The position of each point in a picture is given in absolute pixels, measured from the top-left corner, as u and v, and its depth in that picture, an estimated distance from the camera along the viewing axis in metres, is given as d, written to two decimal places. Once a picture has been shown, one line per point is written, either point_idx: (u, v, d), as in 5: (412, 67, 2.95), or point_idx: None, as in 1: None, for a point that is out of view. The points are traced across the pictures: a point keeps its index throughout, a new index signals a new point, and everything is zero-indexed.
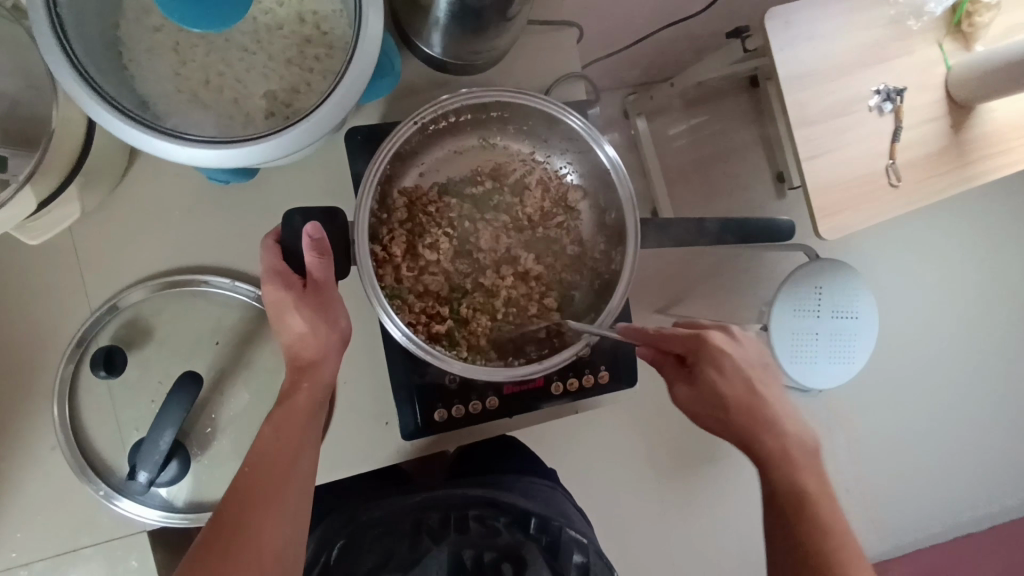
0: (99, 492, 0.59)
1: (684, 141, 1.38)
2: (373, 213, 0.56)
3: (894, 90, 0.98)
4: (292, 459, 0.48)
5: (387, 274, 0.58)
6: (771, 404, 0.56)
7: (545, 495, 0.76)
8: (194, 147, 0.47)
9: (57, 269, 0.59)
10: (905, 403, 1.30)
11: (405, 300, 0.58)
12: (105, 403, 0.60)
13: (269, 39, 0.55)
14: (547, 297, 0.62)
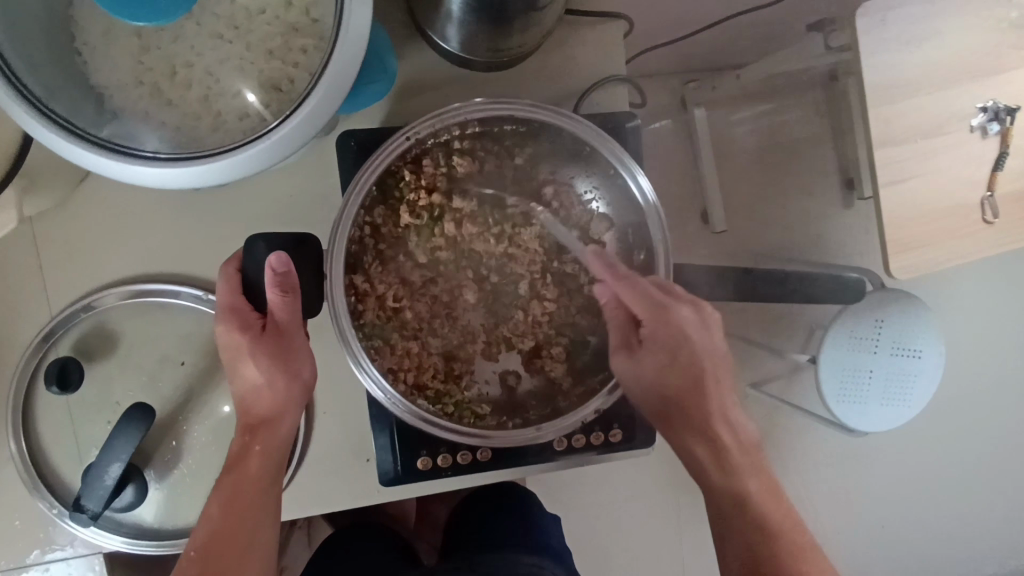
0: (51, 510, 0.55)
1: (746, 133, 1.22)
2: (354, 240, 0.48)
3: (1005, 109, 0.83)
4: (244, 544, 0.43)
5: (369, 310, 0.50)
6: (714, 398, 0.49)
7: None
8: (139, 166, 0.39)
9: (17, 270, 0.54)
10: (959, 450, 1.19)
11: (388, 341, 0.51)
12: (62, 416, 0.56)
13: (249, 25, 0.45)
14: (556, 345, 0.54)
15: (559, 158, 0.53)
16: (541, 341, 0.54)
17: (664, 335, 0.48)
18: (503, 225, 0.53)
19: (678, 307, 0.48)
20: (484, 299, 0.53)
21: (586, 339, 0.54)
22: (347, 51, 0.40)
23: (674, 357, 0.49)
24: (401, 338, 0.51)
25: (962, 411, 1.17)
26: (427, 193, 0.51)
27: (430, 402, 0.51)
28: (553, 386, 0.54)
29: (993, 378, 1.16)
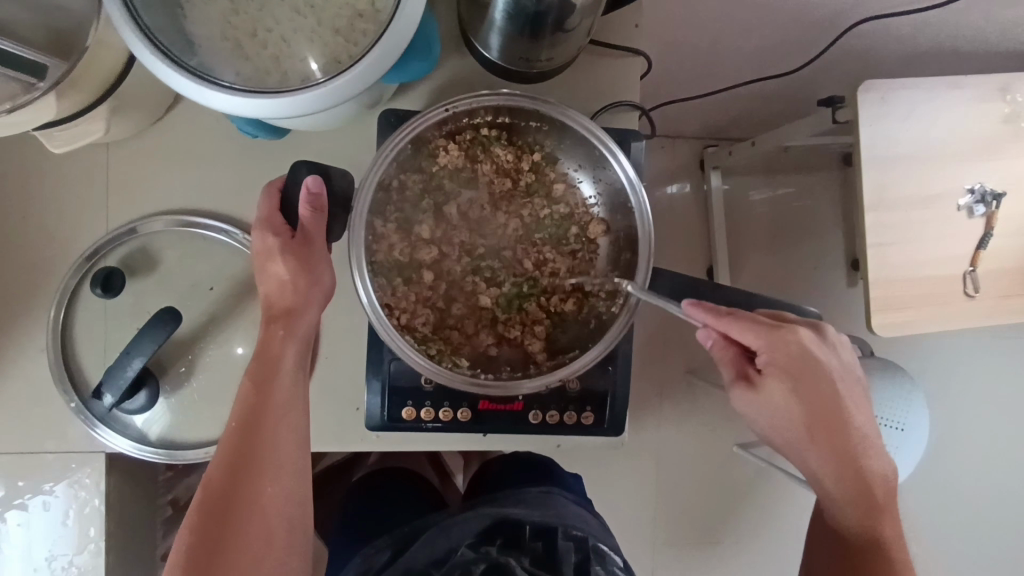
0: (71, 403, 0.61)
1: (763, 210, 1.42)
2: (381, 187, 0.55)
3: (991, 193, 0.89)
4: (276, 422, 0.47)
5: (381, 252, 0.57)
6: (844, 414, 0.57)
7: (542, 502, 0.75)
8: (207, 87, 0.47)
9: (89, 188, 0.63)
10: (928, 529, 1.23)
11: (391, 282, 0.57)
12: (98, 320, 0.63)
13: (324, 8, 0.55)
14: (539, 322, 0.60)
15: (572, 160, 0.60)
16: (525, 313, 0.60)
17: (790, 367, 0.55)
18: (510, 207, 0.60)
19: (798, 338, 0.54)
20: (483, 268, 0.60)
21: (565, 325, 0.60)
22: (402, 28, 0.48)
23: (802, 388, 0.56)
24: (402, 282, 0.58)
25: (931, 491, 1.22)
26: (453, 165, 0.58)
27: (416, 341, 0.57)
28: (528, 357, 0.60)
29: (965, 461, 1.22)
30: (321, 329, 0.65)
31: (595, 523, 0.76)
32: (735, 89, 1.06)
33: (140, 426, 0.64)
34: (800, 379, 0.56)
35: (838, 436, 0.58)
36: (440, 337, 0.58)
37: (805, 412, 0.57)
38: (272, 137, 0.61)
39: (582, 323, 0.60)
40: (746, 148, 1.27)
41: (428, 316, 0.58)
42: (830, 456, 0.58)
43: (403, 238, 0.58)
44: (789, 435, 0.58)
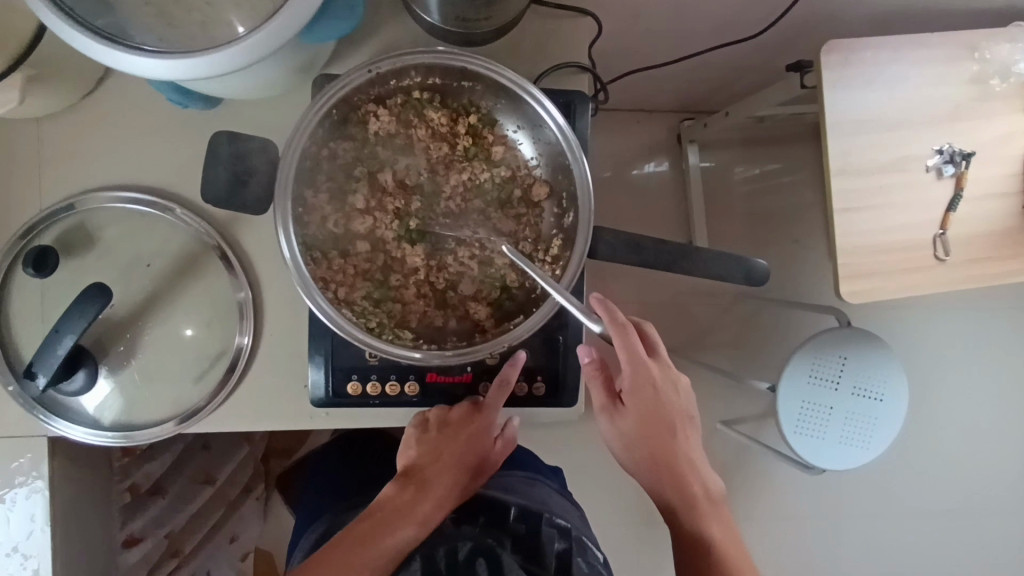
0: (9, 386, 0.60)
1: (743, 183, 1.40)
2: (307, 153, 0.53)
3: (960, 153, 0.86)
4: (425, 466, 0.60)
5: (313, 223, 0.55)
6: (678, 444, 0.64)
7: (524, 492, 0.76)
8: (110, 47, 0.46)
9: (20, 165, 0.61)
10: (896, 494, 1.27)
11: (326, 255, 0.55)
12: (33, 302, 0.61)
13: None
14: (484, 290, 0.59)
15: (510, 120, 0.58)
16: (468, 281, 0.59)
17: (643, 396, 0.62)
18: (449, 172, 0.58)
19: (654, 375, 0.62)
20: (423, 236, 0.58)
21: (512, 291, 0.59)
22: None
23: (652, 418, 0.63)
24: (337, 255, 0.56)
25: (895, 456, 1.26)
26: (386, 130, 0.56)
27: (355, 314, 0.56)
28: (474, 325, 0.59)
29: (928, 427, 1.26)
30: (266, 304, 0.64)
31: (575, 518, 0.76)
32: (702, 56, 1.04)
33: (88, 410, 0.62)
34: (659, 409, 0.63)
35: (680, 470, 0.65)
36: (380, 310, 0.57)
37: (645, 436, 0.63)
38: (202, 107, 0.59)
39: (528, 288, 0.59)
40: (720, 120, 1.24)
41: (367, 288, 0.57)
42: (666, 483, 0.65)
43: (337, 209, 0.56)
44: (635, 455, 0.64)
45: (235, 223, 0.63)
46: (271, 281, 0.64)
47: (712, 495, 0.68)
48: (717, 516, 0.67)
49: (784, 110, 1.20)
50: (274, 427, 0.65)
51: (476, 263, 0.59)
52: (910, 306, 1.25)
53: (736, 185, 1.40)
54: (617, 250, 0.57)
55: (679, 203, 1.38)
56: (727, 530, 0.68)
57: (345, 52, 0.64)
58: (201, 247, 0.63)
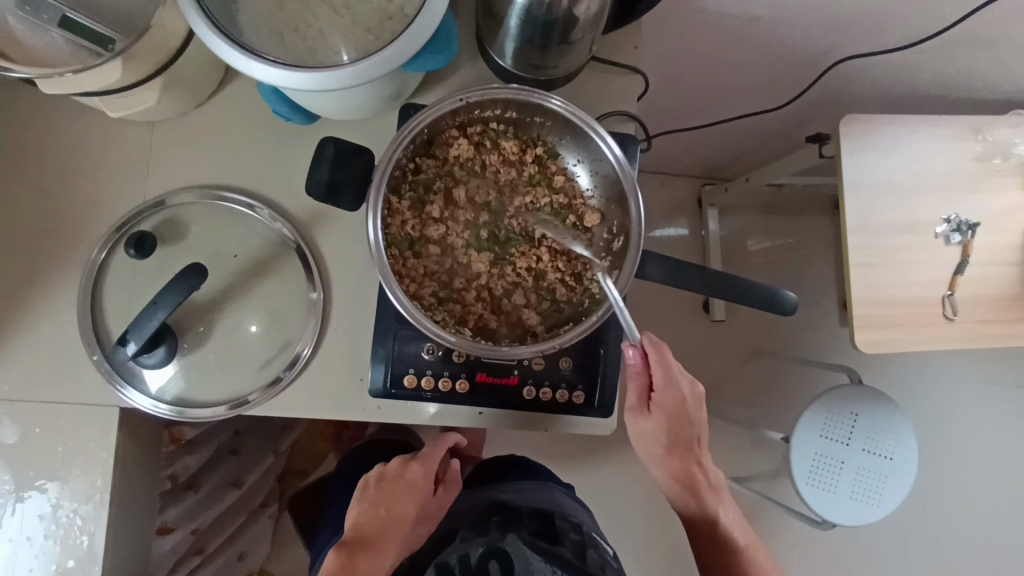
0: (93, 356, 0.65)
1: (760, 246, 1.48)
2: (399, 165, 0.60)
3: (967, 223, 0.94)
4: (377, 522, 0.74)
5: (394, 226, 0.62)
6: (692, 444, 0.72)
7: (534, 491, 0.83)
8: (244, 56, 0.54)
9: (129, 159, 0.68)
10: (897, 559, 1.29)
11: (402, 254, 0.62)
12: (125, 281, 0.67)
13: (358, 9, 0.63)
14: (536, 300, 0.65)
15: (572, 155, 0.66)
16: (523, 290, 0.65)
17: (669, 410, 0.68)
18: (514, 195, 0.66)
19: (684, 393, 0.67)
20: (487, 248, 0.65)
21: (561, 304, 0.65)
22: (423, 30, 0.56)
23: (673, 432, 0.69)
24: (412, 255, 0.62)
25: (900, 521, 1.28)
26: (465, 153, 0.64)
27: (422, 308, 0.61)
28: (525, 329, 0.64)
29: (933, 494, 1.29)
30: (334, 300, 0.70)
31: (585, 517, 0.83)
32: (729, 121, 1.14)
33: (159, 385, 0.67)
34: (681, 427, 0.69)
35: (691, 475, 0.73)
36: (444, 308, 0.63)
37: (662, 439, 0.70)
38: (302, 122, 0.67)
39: (576, 303, 0.65)
40: (742, 184, 1.34)
41: (435, 287, 0.63)
42: (676, 475, 0.73)
43: (415, 216, 0.63)
44: (650, 452, 0.71)
45: (313, 225, 0.70)
46: (340, 280, 0.70)
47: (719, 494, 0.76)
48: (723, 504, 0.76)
49: (801, 180, 1.29)
50: (327, 416, 0.69)
51: (532, 275, 0.65)
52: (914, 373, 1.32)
53: (752, 247, 1.48)
54: (661, 269, 0.63)
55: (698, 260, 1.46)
56: (733, 511, 0.78)
57: (427, 85, 0.73)
58: (281, 244, 0.69)
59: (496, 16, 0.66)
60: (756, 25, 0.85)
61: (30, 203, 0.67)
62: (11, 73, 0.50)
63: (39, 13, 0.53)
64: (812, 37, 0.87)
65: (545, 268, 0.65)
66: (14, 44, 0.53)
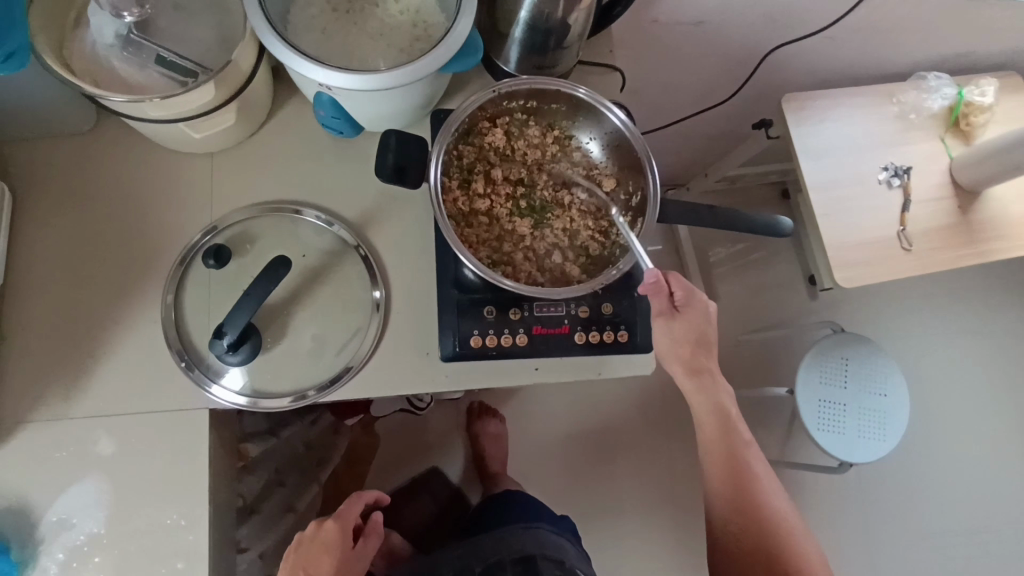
0: (181, 361, 0.70)
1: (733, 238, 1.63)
2: (447, 150, 0.71)
3: (901, 168, 1.11)
4: None
5: (447, 202, 0.72)
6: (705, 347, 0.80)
7: (521, 536, 0.96)
8: (315, 66, 0.65)
9: (194, 187, 0.76)
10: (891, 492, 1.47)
11: (456, 225, 0.72)
12: (202, 291, 0.73)
13: (391, 35, 0.75)
14: (574, 255, 0.75)
15: (585, 133, 0.78)
16: (562, 247, 0.75)
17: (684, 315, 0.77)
18: (542, 171, 0.77)
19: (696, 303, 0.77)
20: (526, 216, 0.75)
21: (596, 255, 0.74)
22: (457, 36, 0.68)
23: (693, 338, 0.79)
24: (464, 225, 0.72)
25: None
26: (498, 139, 0.75)
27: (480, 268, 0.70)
28: (569, 280, 0.73)
29: None
30: (391, 286, 0.77)
31: (570, 552, 0.98)
32: (683, 122, 1.31)
33: (241, 382, 0.72)
34: (698, 335, 0.79)
35: (703, 377, 0.82)
36: (498, 268, 0.72)
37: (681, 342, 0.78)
38: (351, 134, 0.77)
39: (609, 253, 0.74)
40: (703, 181, 1.51)
41: (487, 251, 0.72)
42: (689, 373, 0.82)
43: (463, 194, 0.73)
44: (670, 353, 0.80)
45: (365, 223, 0.78)
46: (395, 266, 0.78)
47: (729, 401, 0.85)
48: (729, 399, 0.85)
49: (749, 170, 1.47)
50: (400, 392, 0.76)
51: (568, 234, 0.75)
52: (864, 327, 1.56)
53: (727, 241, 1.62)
54: (678, 215, 0.71)
55: (677, 256, 1.60)
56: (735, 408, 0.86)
57: (446, 98, 0.85)
58: (339, 243, 0.77)
59: (503, 29, 0.79)
60: (699, 29, 1.02)
61: (108, 234, 0.74)
62: (110, 98, 0.60)
63: (140, 53, 0.63)
64: (745, 35, 1.05)
65: (578, 226, 0.75)
66: (118, 80, 0.63)
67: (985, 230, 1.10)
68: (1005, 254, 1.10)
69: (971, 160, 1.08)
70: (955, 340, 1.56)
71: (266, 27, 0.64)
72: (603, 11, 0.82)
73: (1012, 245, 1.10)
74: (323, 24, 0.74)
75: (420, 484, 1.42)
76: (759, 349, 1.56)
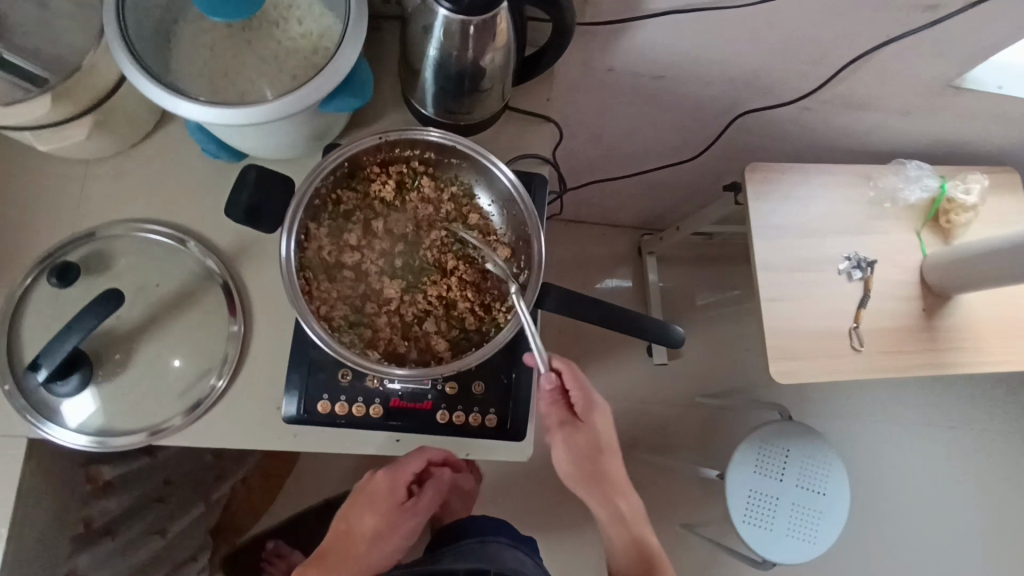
0: (4, 386, 0.65)
1: (703, 296, 1.53)
2: (318, 194, 0.65)
3: (865, 260, 1.01)
4: (345, 535, 0.78)
5: (311, 250, 0.66)
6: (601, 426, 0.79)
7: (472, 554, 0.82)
8: (166, 94, 0.58)
9: (60, 196, 0.71)
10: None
11: (316, 277, 0.66)
12: (43, 312, 0.68)
13: (286, 59, 0.67)
14: (446, 327, 0.68)
15: (485, 194, 0.71)
16: (433, 316, 0.68)
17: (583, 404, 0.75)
18: (431, 228, 0.70)
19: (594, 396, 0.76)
20: (399, 277, 0.68)
21: (469, 332, 0.68)
22: (334, 73, 0.61)
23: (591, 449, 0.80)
24: (326, 278, 0.66)
25: None
26: (385, 188, 0.69)
27: (332, 329, 0.65)
28: (432, 355, 0.67)
29: None
30: (254, 328, 0.71)
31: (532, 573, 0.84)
32: (650, 173, 1.24)
33: (76, 416, 0.67)
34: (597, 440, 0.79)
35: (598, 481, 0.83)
36: (354, 330, 0.66)
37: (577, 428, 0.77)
38: (232, 159, 0.71)
39: (482, 333, 0.68)
40: (673, 234, 1.40)
41: (346, 309, 0.66)
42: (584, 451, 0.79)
43: (333, 243, 0.67)
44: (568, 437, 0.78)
45: (237, 256, 0.72)
46: (262, 309, 0.72)
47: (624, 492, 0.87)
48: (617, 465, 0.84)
49: (723, 228, 1.37)
50: (243, 445, 0.70)
51: (443, 302, 0.69)
52: (822, 409, 1.48)
53: (696, 298, 1.53)
54: (562, 303, 0.65)
55: (638, 306, 1.51)
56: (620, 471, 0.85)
57: (353, 129, 0.78)
58: (203, 276, 0.72)
59: (412, 68, 0.72)
60: (660, 83, 0.94)
61: None
62: None
63: None
64: (709, 94, 0.97)
65: (456, 296, 0.69)
66: None
67: (949, 339, 1.01)
68: (967, 368, 1.01)
69: (943, 262, 0.99)
70: (913, 437, 1.49)
71: (118, 43, 0.58)
72: (529, 61, 0.74)
73: (976, 359, 1.01)
74: (211, 38, 0.66)
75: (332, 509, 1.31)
76: (709, 417, 1.48)
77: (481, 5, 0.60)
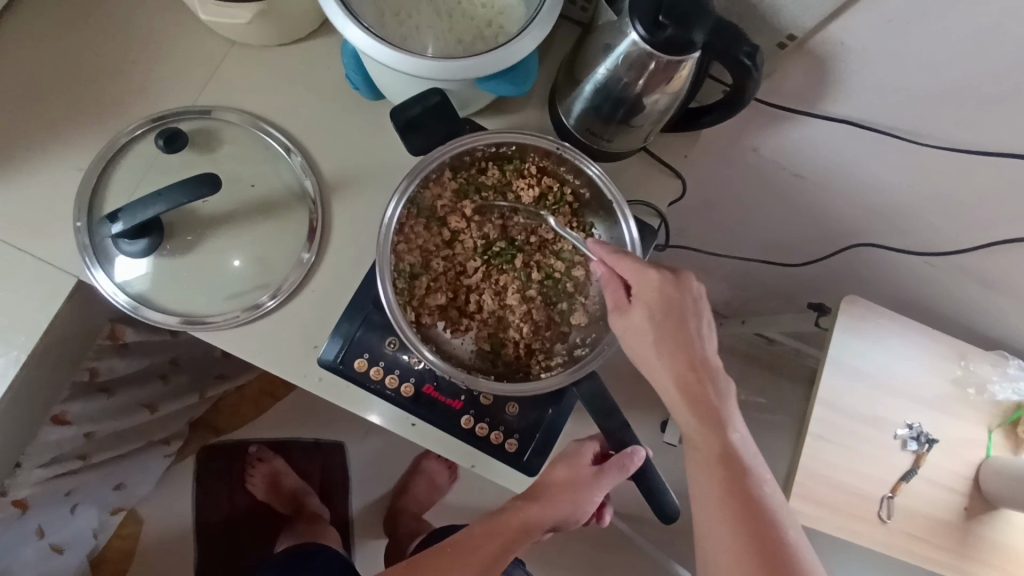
0: (77, 223, 0.66)
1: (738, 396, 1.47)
2: (472, 153, 0.68)
3: (926, 435, 0.95)
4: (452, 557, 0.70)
5: (431, 192, 0.69)
6: (687, 312, 0.59)
7: None
8: (339, 12, 0.57)
9: (197, 66, 0.71)
10: None
11: (417, 219, 0.68)
12: (139, 166, 0.68)
13: (459, 23, 0.64)
14: (481, 338, 0.70)
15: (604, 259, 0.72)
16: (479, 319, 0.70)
17: (655, 298, 0.59)
18: (540, 252, 0.71)
19: (665, 275, 0.60)
20: (479, 272, 0.70)
21: (499, 360, 0.70)
22: (506, 55, 0.60)
23: (664, 316, 0.59)
24: (425, 226, 0.69)
25: None
26: (526, 189, 0.70)
27: (395, 268, 0.67)
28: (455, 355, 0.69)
29: None
30: (323, 262, 0.70)
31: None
32: (741, 260, 1.19)
33: (129, 277, 0.67)
34: (665, 311, 0.59)
35: (682, 371, 0.59)
36: (410, 282, 0.68)
37: (653, 329, 0.59)
38: (368, 96, 0.70)
39: (512, 369, 0.69)
40: (736, 325, 1.35)
41: (416, 263, 0.69)
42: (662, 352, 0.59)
43: (451, 203, 0.70)
44: (643, 349, 0.60)
45: (335, 187, 0.71)
46: (338, 247, 0.71)
47: (732, 407, 0.60)
48: (712, 358, 0.60)
49: (788, 340, 1.31)
50: (269, 367, 0.69)
51: (492, 314, 0.70)
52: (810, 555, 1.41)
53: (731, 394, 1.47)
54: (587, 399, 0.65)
55: None
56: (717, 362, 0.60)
57: (490, 111, 0.76)
58: (296, 192, 0.71)
59: (574, 77, 0.69)
60: (797, 181, 0.90)
61: (93, 68, 0.70)
62: None
63: None
64: (839, 212, 0.92)
65: (511, 320, 0.70)
66: None
67: (978, 549, 0.95)
68: None
69: (1009, 472, 0.92)
70: None
71: None
72: (688, 113, 0.71)
73: None
74: None
75: (322, 451, 1.32)
76: None
77: (681, 46, 0.56)
